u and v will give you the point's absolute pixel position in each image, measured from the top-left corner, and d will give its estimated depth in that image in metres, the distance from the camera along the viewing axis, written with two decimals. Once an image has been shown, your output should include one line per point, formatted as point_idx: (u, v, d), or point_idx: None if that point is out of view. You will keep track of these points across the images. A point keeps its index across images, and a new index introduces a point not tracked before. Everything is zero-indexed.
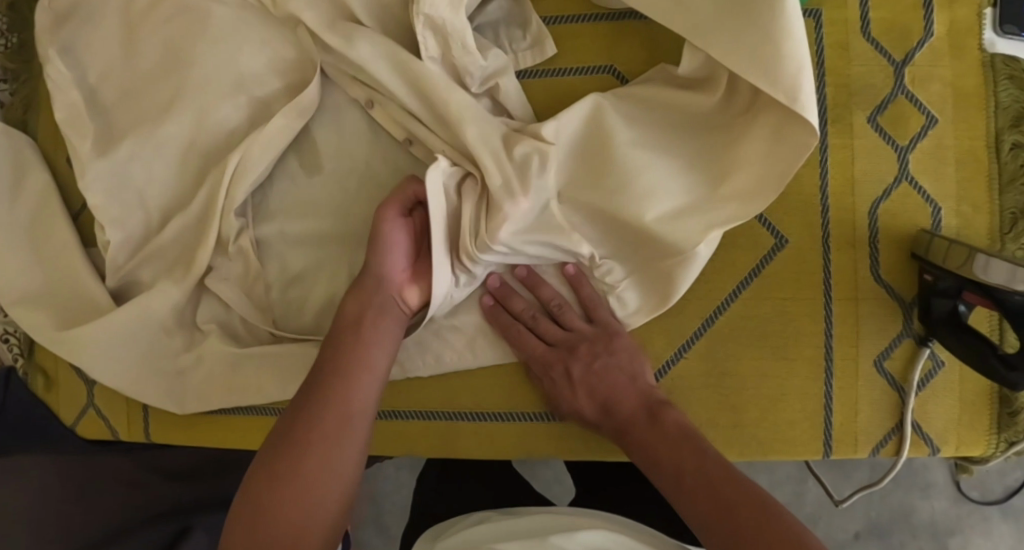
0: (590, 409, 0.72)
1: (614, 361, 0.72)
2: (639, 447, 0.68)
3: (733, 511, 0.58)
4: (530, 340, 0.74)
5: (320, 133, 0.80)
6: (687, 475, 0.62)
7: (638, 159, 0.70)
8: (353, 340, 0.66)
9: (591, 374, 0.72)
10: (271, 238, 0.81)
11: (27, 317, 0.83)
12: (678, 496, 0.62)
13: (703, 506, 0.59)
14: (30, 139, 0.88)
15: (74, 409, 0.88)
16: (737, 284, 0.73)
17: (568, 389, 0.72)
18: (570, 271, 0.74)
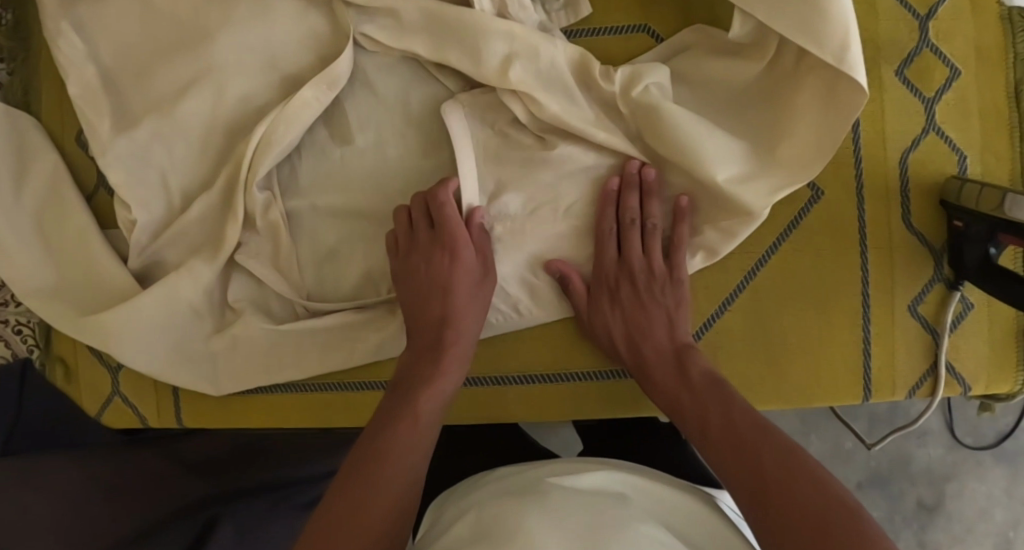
0: (627, 345, 0.74)
1: (667, 298, 0.73)
2: (659, 383, 0.71)
3: (757, 466, 0.59)
4: (608, 253, 0.74)
5: (350, 101, 0.78)
6: (714, 432, 0.64)
7: (698, 127, 0.70)
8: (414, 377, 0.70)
9: (640, 307, 0.73)
10: (304, 213, 0.78)
11: (43, 307, 0.80)
12: (712, 448, 0.63)
13: (736, 462, 0.61)
14: (35, 121, 0.84)
15: (97, 399, 0.84)
16: (776, 237, 0.75)
17: (614, 314, 0.74)
18: (682, 203, 0.72)
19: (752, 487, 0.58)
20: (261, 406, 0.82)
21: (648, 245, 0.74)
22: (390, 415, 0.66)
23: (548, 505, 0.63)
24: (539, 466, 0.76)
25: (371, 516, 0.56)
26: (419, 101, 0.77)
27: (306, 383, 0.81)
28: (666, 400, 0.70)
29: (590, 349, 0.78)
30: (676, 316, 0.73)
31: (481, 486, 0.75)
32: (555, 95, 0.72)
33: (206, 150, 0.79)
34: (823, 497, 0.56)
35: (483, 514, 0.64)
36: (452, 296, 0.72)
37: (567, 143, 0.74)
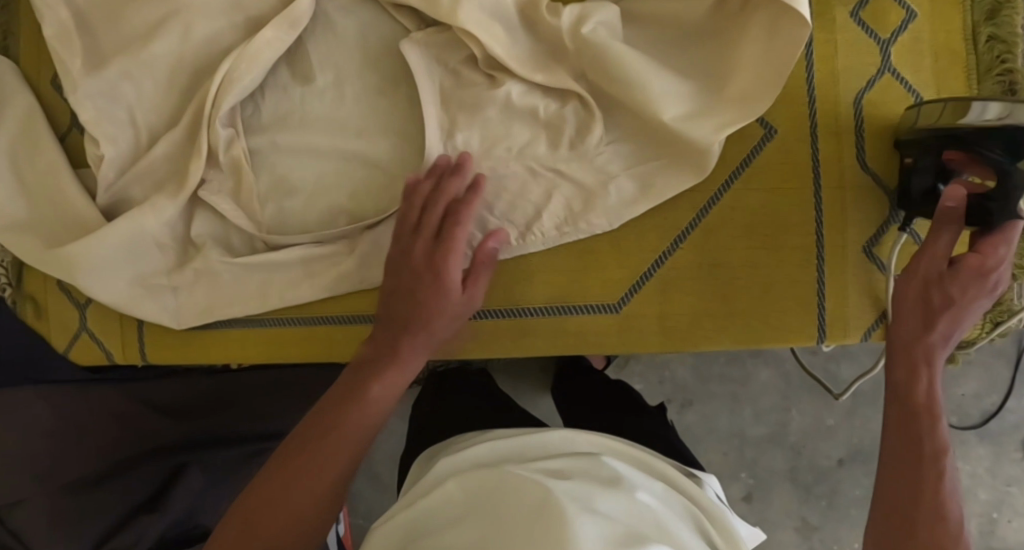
0: (942, 321, 0.68)
1: (990, 282, 0.68)
2: (921, 356, 0.68)
3: (925, 462, 0.65)
4: (978, 257, 0.68)
5: (311, 40, 0.78)
6: (917, 413, 0.66)
7: (646, 64, 0.71)
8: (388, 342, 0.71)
9: (958, 304, 0.68)
10: (265, 150, 0.79)
11: (17, 242, 0.83)
12: (902, 424, 0.67)
13: (904, 437, 0.66)
14: (10, 62, 0.86)
15: (66, 335, 0.86)
16: (729, 175, 0.75)
17: (921, 301, 0.68)
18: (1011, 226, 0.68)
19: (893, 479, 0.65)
20: (222, 341, 0.83)
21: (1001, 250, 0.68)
22: (354, 378, 0.70)
23: (576, 483, 0.64)
24: (548, 441, 0.78)
25: (316, 482, 0.65)
26: (378, 40, 0.78)
27: (266, 319, 0.82)
28: (906, 370, 0.68)
29: (540, 287, 0.76)
30: (981, 299, 0.68)
31: (475, 452, 0.77)
32: (501, 33, 0.72)
33: (174, 89, 0.81)
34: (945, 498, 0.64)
35: (483, 481, 0.65)
36: (436, 282, 0.71)
37: (515, 79, 0.73)
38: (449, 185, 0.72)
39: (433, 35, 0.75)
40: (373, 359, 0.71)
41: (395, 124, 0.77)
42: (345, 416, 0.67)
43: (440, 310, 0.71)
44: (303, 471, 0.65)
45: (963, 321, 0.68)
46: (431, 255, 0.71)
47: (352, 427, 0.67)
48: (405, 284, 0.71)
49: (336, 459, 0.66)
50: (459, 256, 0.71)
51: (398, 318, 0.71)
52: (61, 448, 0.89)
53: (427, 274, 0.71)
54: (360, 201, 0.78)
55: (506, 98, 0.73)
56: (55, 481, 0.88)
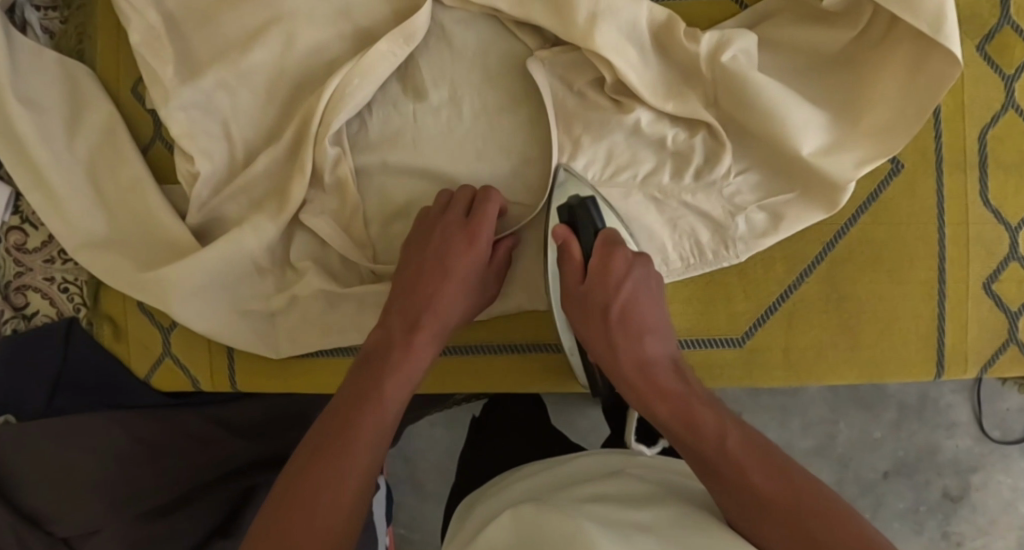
0: (624, 353, 0.67)
1: (625, 291, 0.69)
2: (662, 388, 0.64)
3: (795, 496, 0.56)
4: (618, 264, 0.69)
5: (424, 55, 0.75)
6: (706, 443, 0.60)
7: (785, 97, 0.69)
8: (406, 322, 0.69)
9: (630, 330, 0.68)
10: (372, 170, 0.76)
11: (98, 261, 0.78)
12: (712, 472, 0.59)
13: (753, 504, 0.56)
14: (90, 71, 0.82)
15: (147, 359, 0.84)
16: (855, 209, 0.74)
17: (599, 334, 0.68)
18: (609, 234, 0.71)
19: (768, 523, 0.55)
20: (316, 370, 0.81)
21: (632, 266, 0.70)
22: (375, 367, 0.66)
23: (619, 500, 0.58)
24: (569, 473, 0.72)
25: (349, 486, 0.60)
26: (497, 58, 0.75)
27: (358, 347, 0.80)
28: (667, 408, 0.63)
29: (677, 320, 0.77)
30: (648, 332, 0.68)
31: (495, 500, 0.71)
32: (635, 57, 0.70)
33: (271, 103, 0.77)
34: (839, 522, 0.55)
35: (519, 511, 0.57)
36: (466, 267, 0.71)
37: (644, 106, 0.71)
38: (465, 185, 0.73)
39: (561, 57, 0.72)
40: (383, 350, 0.67)
41: (514, 147, 0.75)
42: (368, 406, 0.63)
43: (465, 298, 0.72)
44: (330, 478, 0.59)
45: (646, 339, 0.68)
46: (459, 244, 0.71)
47: (377, 419, 0.63)
48: (427, 266, 0.71)
49: (368, 455, 0.61)
50: (481, 246, 0.71)
51: (418, 301, 0.70)
52: (134, 468, 0.84)
53: (449, 265, 0.71)
54: None
55: (634, 125, 0.72)
56: (126, 506, 0.83)
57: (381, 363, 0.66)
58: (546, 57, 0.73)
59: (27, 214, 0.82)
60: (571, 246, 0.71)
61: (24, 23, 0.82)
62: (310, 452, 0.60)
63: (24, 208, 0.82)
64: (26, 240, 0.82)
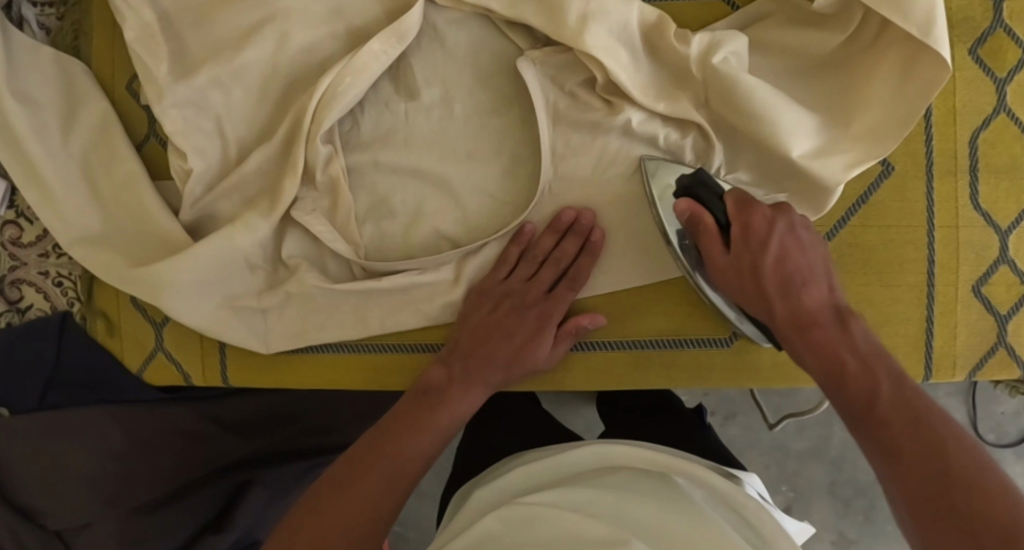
0: (782, 308, 0.66)
1: (771, 249, 0.66)
2: (819, 341, 0.63)
3: (944, 457, 0.54)
4: (757, 222, 0.67)
5: (415, 53, 0.75)
6: (857, 399, 0.60)
7: (776, 99, 0.69)
8: (466, 368, 0.73)
9: (787, 286, 0.66)
10: (364, 168, 0.76)
11: (91, 257, 0.79)
12: (864, 427, 0.59)
13: (913, 467, 0.55)
14: (85, 67, 0.83)
15: (139, 353, 0.85)
16: (844, 213, 0.74)
17: (753, 292, 0.67)
18: (739, 195, 0.68)
19: (912, 470, 0.55)
20: (305, 366, 0.81)
21: (775, 220, 0.67)
22: (428, 398, 0.72)
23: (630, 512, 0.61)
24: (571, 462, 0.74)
25: (382, 498, 0.65)
26: (489, 57, 0.75)
27: (349, 343, 0.79)
28: (819, 361, 0.63)
29: (679, 317, 0.75)
30: (804, 284, 0.66)
31: (508, 480, 0.74)
32: (626, 59, 0.70)
33: (265, 100, 0.78)
34: (997, 501, 0.51)
35: (520, 512, 0.63)
36: (530, 330, 0.73)
37: (634, 106, 0.71)
38: (568, 246, 0.73)
39: (552, 56, 0.72)
40: (441, 386, 0.72)
41: (506, 147, 0.75)
42: (414, 434, 0.69)
43: (522, 362, 0.74)
44: (368, 484, 0.65)
45: (799, 293, 0.66)
46: (527, 304, 0.74)
47: (419, 445, 0.69)
48: (496, 320, 0.73)
49: (403, 476, 0.67)
50: (551, 328, 0.73)
51: (476, 354, 0.73)
52: (127, 465, 0.85)
53: (514, 324, 0.73)
54: (464, 225, 0.75)
55: (624, 125, 0.72)
56: (119, 503, 0.85)
57: (433, 398, 0.71)
58: (537, 56, 0.73)
59: (22, 208, 0.83)
60: (702, 216, 0.68)
61: (21, 18, 0.82)
62: (357, 453, 0.67)
63: (19, 203, 0.83)
64: (20, 235, 0.83)
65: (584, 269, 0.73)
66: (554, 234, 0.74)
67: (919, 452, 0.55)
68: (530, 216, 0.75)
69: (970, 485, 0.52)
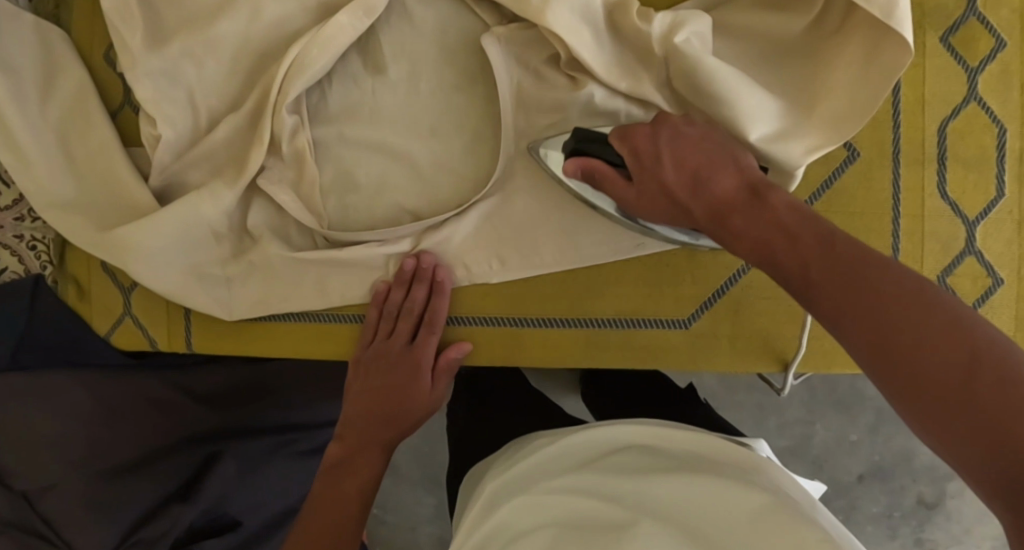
0: (699, 208, 0.63)
1: (665, 158, 0.64)
2: (745, 228, 0.60)
3: (884, 297, 0.52)
4: (643, 144, 0.66)
5: (385, 27, 0.75)
6: (793, 275, 0.57)
7: (737, 79, 0.69)
8: (365, 423, 0.79)
9: (695, 180, 0.63)
10: (330, 141, 0.76)
11: (62, 220, 0.80)
12: (810, 300, 0.56)
13: (862, 330, 0.52)
14: (65, 35, 0.84)
15: (108, 318, 0.85)
16: (808, 196, 0.74)
17: (672, 204, 0.65)
18: (617, 130, 0.67)
19: (873, 353, 0.52)
20: (268, 334, 0.81)
21: (658, 133, 0.66)
22: (346, 459, 0.78)
23: (655, 496, 0.64)
24: (589, 442, 0.76)
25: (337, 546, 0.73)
26: (457, 34, 0.75)
27: (318, 314, 0.80)
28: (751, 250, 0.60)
29: (647, 296, 0.75)
30: (713, 173, 0.63)
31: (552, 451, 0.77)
32: (590, 36, 0.70)
33: (237, 71, 0.78)
34: (938, 322, 0.50)
35: (536, 505, 0.67)
36: (407, 377, 0.77)
37: (598, 84, 0.71)
38: (416, 295, 0.75)
39: (517, 33, 0.72)
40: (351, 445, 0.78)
41: (471, 123, 0.75)
42: (342, 492, 0.76)
43: (410, 404, 0.79)
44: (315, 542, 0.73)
45: (713, 175, 0.63)
46: (397, 357, 0.77)
47: (350, 500, 0.76)
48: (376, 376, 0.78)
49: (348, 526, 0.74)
50: (424, 371, 0.78)
51: (370, 407, 0.79)
52: (93, 429, 0.86)
53: (392, 375, 0.78)
54: (429, 197, 0.75)
55: (586, 102, 0.71)
56: (83, 464, 0.86)
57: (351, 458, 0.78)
58: (502, 31, 0.72)
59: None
60: (593, 165, 0.68)
61: None
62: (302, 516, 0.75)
63: None
64: None
65: (440, 315, 0.76)
66: (401, 288, 0.75)
67: (865, 302, 0.53)
68: (492, 192, 0.75)
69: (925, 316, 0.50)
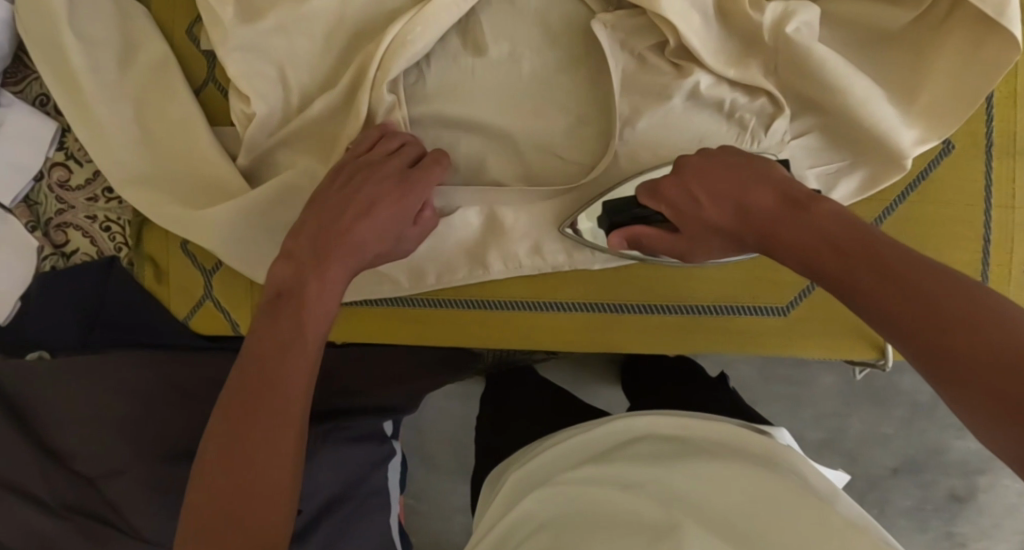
0: (744, 234, 0.60)
1: (701, 197, 0.61)
2: (789, 248, 0.57)
3: (937, 311, 0.50)
4: (676, 195, 0.62)
5: (485, 7, 0.74)
6: (842, 286, 0.55)
7: (847, 68, 0.70)
8: (299, 287, 0.63)
9: (735, 205, 0.60)
10: (428, 122, 0.75)
11: (142, 199, 0.78)
12: (862, 307, 0.53)
13: (927, 339, 0.50)
14: (143, 8, 0.82)
15: (187, 299, 0.84)
16: (903, 188, 0.75)
17: (712, 236, 0.62)
18: (645, 187, 0.65)
19: (932, 365, 0.50)
20: (358, 315, 0.81)
21: (684, 175, 0.62)
22: (281, 315, 0.62)
23: (675, 480, 0.62)
24: (593, 436, 0.75)
25: (279, 463, 0.58)
26: (560, 16, 0.74)
27: (414, 298, 0.79)
28: (800, 264, 0.57)
29: (754, 282, 0.76)
30: (753, 190, 0.60)
31: (557, 451, 0.75)
32: (699, 23, 0.70)
33: (330, 49, 0.77)
34: (995, 337, 0.48)
35: (555, 496, 0.66)
36: (383, 206, 0.67)
37: (704, 70, 0.71)
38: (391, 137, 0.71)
39: (621, 17, 0.72)
40: (293, 294, 0.63)
41: (573, 106, 0.74)
42: (278, 392, 0.59)
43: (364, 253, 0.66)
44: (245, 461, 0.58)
45: (749, 198, 0.59)
46: (370, 180, 0.68)
47: (284, 397, 0.59)
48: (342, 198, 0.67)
49: (284, 437, 0.58)
50: (396, 194, 0.68)
51: (321, 263, 0.64)
52: (159, 413, 0.83)
53: (363, 202, 0.67)
54: (528, 183, 0.75)
55: (693, 89, 0.72)
56: (150, 450, 0.82)
57: (277, 332, 0.61)
58: (608, 15, 0.72)
59: (72, 150, 0.83)
60: (636, 232, 0.67)
61: None
62: (228, 425, 0.58)
63: (69, 144, 0.83)
64: (70, 177, 0.83)
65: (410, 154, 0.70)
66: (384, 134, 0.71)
67: (923, 313, 0.50)
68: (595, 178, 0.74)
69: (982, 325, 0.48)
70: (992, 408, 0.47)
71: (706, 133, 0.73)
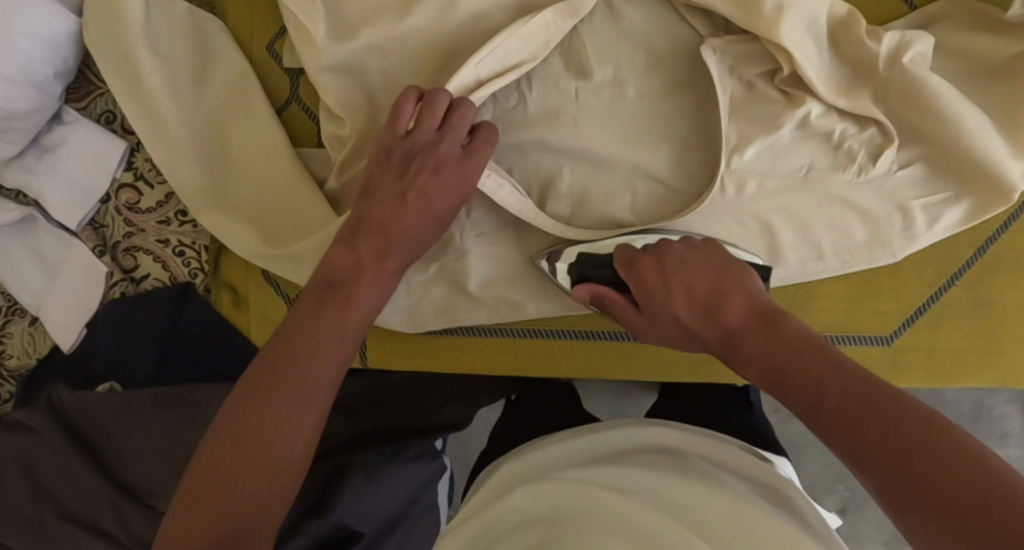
0: (710, 335, 0.61)
1: (673, 287, 0.62)
2: (752, 356, 0.58)
3: (897, 433, 0.49)
4: (650, 277, 0.63)
5: (589, 31, 0.72)
6: (804, 400, 0.54)
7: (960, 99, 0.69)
8: (344, 272, 0.65)
9: (708, 304, 0.61)
10: (530, 148, 0.73)
11: (227, 228, 0.75)
12: (821, 426, 0.53)
13: (882, 461, 0.49)
14: (219, 22, 0.78)
15: (266, 329, 0.79)
16: (1005, 219, 0.76)
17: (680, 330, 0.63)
18: (622, 254, 0.66)
19: (890, 488, 0.48)
20: (455, 344, 0.82)
21: (663, 261, 0.64)
22: (321, 302, 0.64)
23: (670, 490, 0.53)
24: (582, 448, 0.66)
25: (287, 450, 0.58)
26: (666, 41, 0.72)
27: (511, 329, 0.81)
28: (762, 375, 0.57)
29: (861, 312, 0.78)
30: (726, 296, 0.61)
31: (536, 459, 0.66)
32: (813, 51, 0.69)
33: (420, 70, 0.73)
34: (962, 472, 0.46)
35: (543, 491, 0.54)
36: (434, 180, 0.67)
37: (816, 99, 0.70)
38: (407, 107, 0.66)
39: (730, 44, 0.70)
40: (343, 278, 0.65)
41: (679, 133, 0.72)
42: (305, 370, 0.60)
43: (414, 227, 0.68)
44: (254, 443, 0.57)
45: (721, 298, 0.61)
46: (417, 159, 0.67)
47: (311, 379, 0.60)
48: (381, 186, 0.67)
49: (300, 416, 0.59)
50: (446, 162, 0.67)
51: (368, 252, 0.66)
52: None
53: (406, 185, 0.67)
54: (636, 212, 0.73)
55: (803, 118, 0.70)
56: None
57: (320, 311, 0.63)
58: (717, 42, 0.71)
59: (141, 171, 0.79)
60: (601, 292, 0.67)
61: None
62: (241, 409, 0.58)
63: (138, 164, 0.79)
64: (139, 199, 0.79)
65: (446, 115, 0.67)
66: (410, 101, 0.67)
67: (885, 435, 0.49)
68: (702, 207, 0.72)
69: (947, 452, 0.47)
70: (940, 528, 0.45)
71: (814, 163, 0.72)
